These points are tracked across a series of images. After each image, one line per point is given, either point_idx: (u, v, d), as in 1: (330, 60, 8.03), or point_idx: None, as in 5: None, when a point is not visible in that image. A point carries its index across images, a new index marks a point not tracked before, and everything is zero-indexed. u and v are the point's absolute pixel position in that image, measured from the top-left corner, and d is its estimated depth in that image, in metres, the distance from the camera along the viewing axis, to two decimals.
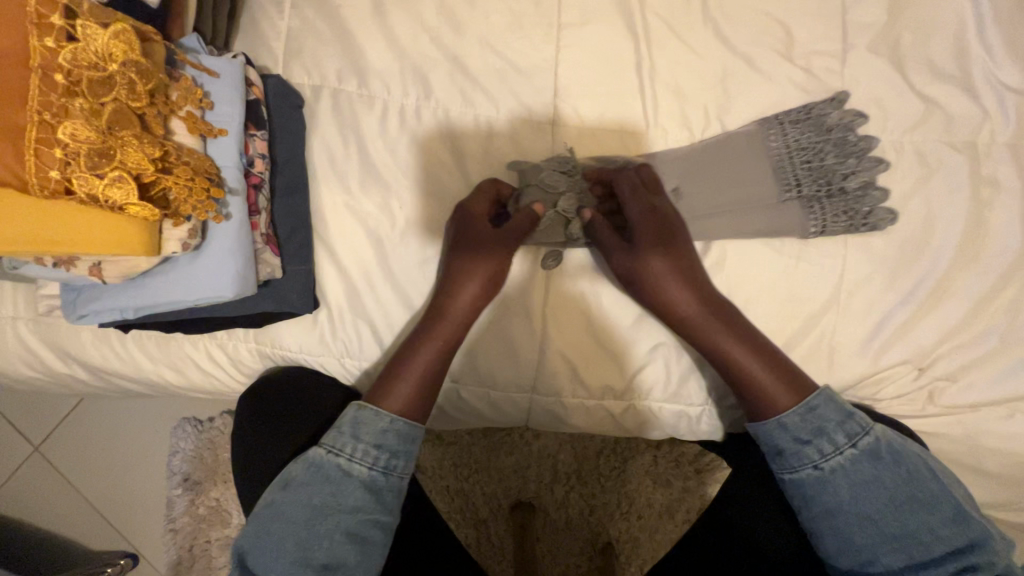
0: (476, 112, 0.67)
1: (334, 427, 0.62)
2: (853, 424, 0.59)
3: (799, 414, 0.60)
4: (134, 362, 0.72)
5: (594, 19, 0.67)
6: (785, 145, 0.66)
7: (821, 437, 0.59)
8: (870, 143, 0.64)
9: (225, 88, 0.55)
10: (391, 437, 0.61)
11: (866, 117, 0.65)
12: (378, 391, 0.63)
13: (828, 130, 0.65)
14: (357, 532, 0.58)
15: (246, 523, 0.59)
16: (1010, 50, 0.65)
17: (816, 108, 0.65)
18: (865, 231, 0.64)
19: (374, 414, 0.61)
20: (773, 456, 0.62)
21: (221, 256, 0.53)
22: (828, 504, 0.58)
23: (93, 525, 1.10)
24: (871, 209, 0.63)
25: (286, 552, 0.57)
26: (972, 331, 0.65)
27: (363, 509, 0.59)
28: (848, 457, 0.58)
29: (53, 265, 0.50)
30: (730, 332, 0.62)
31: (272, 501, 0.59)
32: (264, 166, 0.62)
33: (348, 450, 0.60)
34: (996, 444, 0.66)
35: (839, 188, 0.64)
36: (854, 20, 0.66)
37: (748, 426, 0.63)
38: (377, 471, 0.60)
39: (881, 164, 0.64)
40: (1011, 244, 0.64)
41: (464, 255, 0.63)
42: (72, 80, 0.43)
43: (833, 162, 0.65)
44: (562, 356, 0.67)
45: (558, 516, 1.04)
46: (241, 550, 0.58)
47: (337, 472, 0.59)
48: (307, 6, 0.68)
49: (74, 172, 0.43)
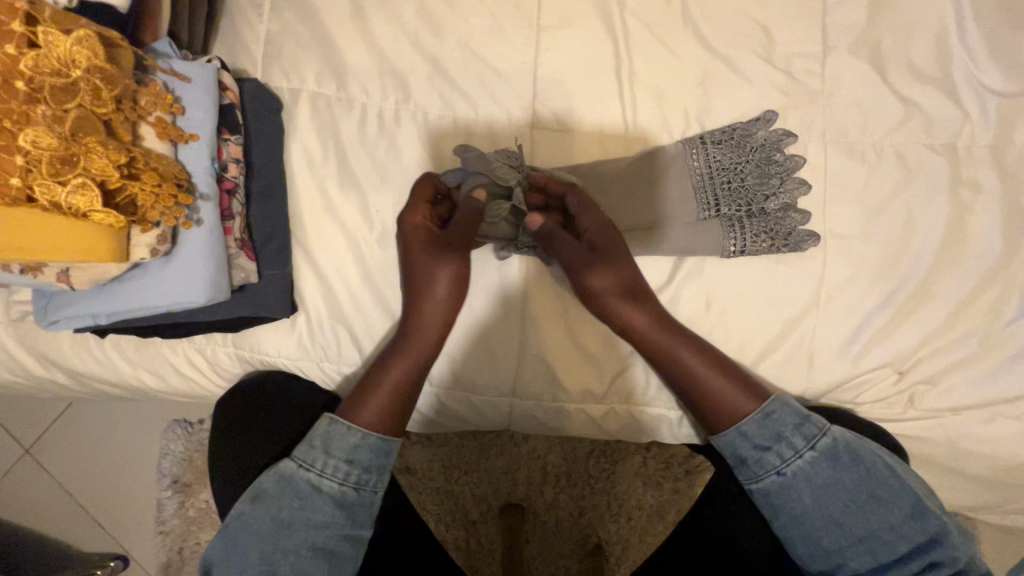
0: (455, 115, 0.67)
1: (304, 441, 0.61)
2: (811, 426, 0.58)
3: (757, 422, 0.59)
4: (115, 366, 0.72)
5: (573, 21, 0.67)
6: (706, 165, 0.64)
7: (780, 442, 0.59)
8: (797, 163, 0.63)
9: (197, 92, 0.55)
10: (363, 453, 0.61)
11: (794, 136, 0.64)
12: (348, 407, 0.62)
13: (752, 150, 0.64)
14: (325, 546, 0.58)
15: (216, 535, 0.58)
16: (992, 51, 0.64)
17: (740, 128, 0.64)
18: (786, 251, 0.63)
19: (345, 429, 0.61)
20: (737, 465, 0.62)
21: (189, 262, 0.53)
22: (795, 510, 0.58)
23: (83, 528, 1.10)
24: (792, 229, 0.63)
25: (251, 566, 0.56)
26: (953, 333, 0.64)
27: (332, 524, 0.59)
28: (808, 460, 0.58)
29: (21, 271, 0.50)
30: (688, 344, 0.61)
31: (241, 512, 0.58)
32: (239, 170, 0.61)
33: (319, 465, 0.60)
34: (978, 448, 0.65)
35: (760, 209, 0.64)
36: (836, 21, 0.66)
37: (710, 439, 0.63)
38: (348, 486, 0.61)
39: (804, 185, 0.63)
40: (991, 246, 0.64)
41: (425, 269, 0.62)
42: (33, 86, 0.43)
43: (753, 184, 0.64)
44: (541, 359, 0.67)
45: (548, 517, 1.04)
46: (207, 563, 0.58)
47: (307, 487, 0.59)
48: (285, 9, 0.67)
49: (35, 179, 0.44)
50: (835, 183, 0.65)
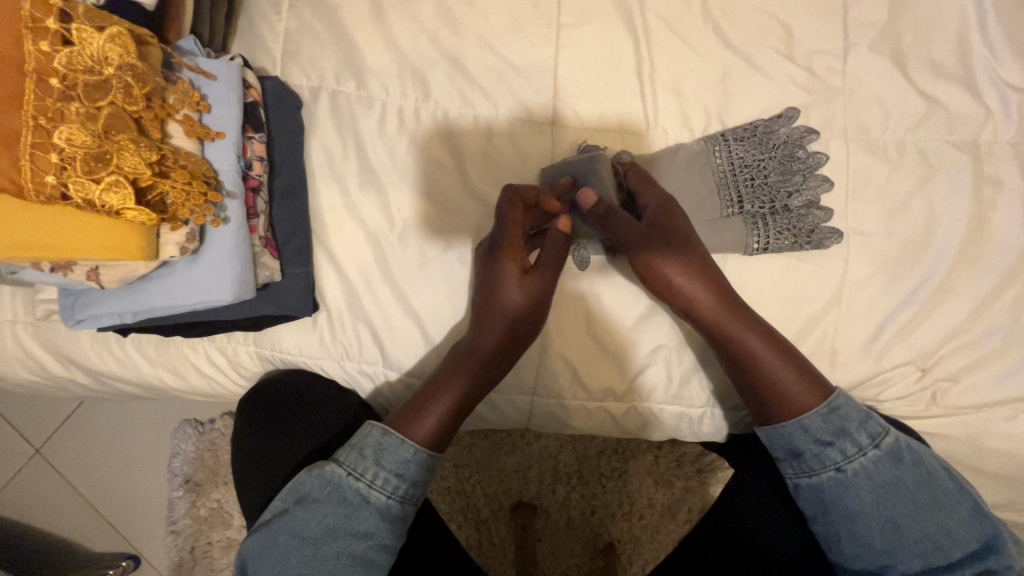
0: (476, 113, 0.67)
1: (355, 448, 0.61)
2: (875, 425, 0.58)
3: (822, 416, 0.59)
4: (133, 365, 0.72)
5: (594, 19, 0.67)
6: (729, 161, 0.65)
7: (844, 438, 0.58)
8: (820, 159, 0.63)
9: (223, 89, 0.55)
10: (413, 468, 0.60)
11: (817, 132, 0.64)
12: (401, 420, 0.62)
13: (774, 147, 0.64)
14: (364, 556, 0.58)
15: (256, 530, 0.59)
16: (1013, 49, 0.65)
17: (763, 125, 0.64)
18: (809, 249, 0.64)
19: (398, 442, 0.60)
20: (791, 459, 0.61)
21: (222, 260, 0.53)
22: (849, 508, 0.58)
23: (94, 528, 1.09)
24: (815, 226, 0.63)
25: (292, 567, 0.56)
26: (975, 331, 0.64)
27: (374, 535, 0.59)
28: (871, 458, 0.58)
29: (50, 270, 0.50)
30: (752, 327, 0.60)
31: (285, 511, 0.59)
32: (263, 168, 0.61)
33: (369, 475, 0.59)
34: (1001, 445, 0.65)
35: (783, 206, 0.64)
36: (855, 18, 0.66)
37: (762, 431, 0.62)
38: (394, 499, 0.60)
39: (827, 182, 0.63)
40: (1014, 243, 0.64)
41: (497, 268, 0.61)
42: (67, 84, 0.43)
43: (777, 181, 0.64)
44: (562, 357, 0.67)
45: (560, 516, 1.03)
46: (244, 558, 0.58)
47: (355, 496, 0.59)
48: (304, 7, 0.67)
49: (69, 176, 0.43)
50: (857, 180, 0.65)
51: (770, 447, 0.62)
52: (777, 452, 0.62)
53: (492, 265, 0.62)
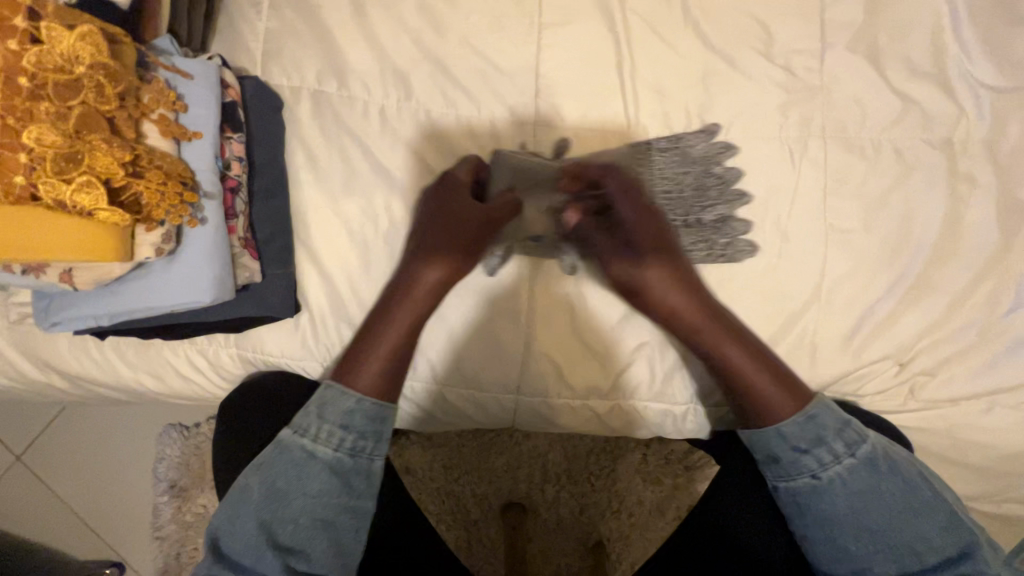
0: (458, 112, 0.67)
1: (302, 407, 0.59)
2: (851, 432, 0.57)
3: (799, 424, 0.58)
4: (113, 368, 0.71)
5: (576, 17, 0.67)
6: (650, 172, 0.66)
7: (820, 446, 0.57)
8: (735, 175, 0.66)
9: (201, 90, 0.54)
10: (358, 418, 0.58)
11: (736, 149, 0.66)
12: (346, 369, 0.60)
13: (695, 162, 0.66)
14: (325, 517, 0.56)
15: (222, 504, 0.57)
16: (986, 48, 0.65)
17: (685, 138, 0.66)
18: (723, 261, 0.66)
19: (338, 395, 0.58)
20: (768, 462, 0.60)
21: (199, 259, 0.53)
22: (824, 513, 0.57)
23: (76, 536, 1.08)
24: (730, 239, 0.65)
25: (250, 536, 0.54)
26: (952, 324, 0.65)
27: (328, 492, 0.56)
28: (847, 465, 0.57)
29: (23, 271, 0.50)
30: (733, 340, 0.59)
31: (243, 483, 0.57)
32: (242, 169, 0.61)
33: (313, 430, 0.57)
34: (979, 437, 0.66)
35: (697, 220, 0.66)
36: (833, 18, 0.67)
37: (742, 433, 0.62)
38: (343, 452, 0.57)
39: (743, 197, 0.66)
40: (988, 238, 0.65)
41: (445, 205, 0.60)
42: (37, 83, 0.43)
43: (693, 195, 0.66)
44: (546, 355, 0.67)
45: (549, 515, 1.03)
46: (214, 534, 0.56)
47: (301, 453, 0.56)
48: (284, 6, 0.67)
49: (39, 176, 0.43)
50: (835, 178, 0.65)
51: (750, 448, 0.61)
52: (756, 455, 0.61)
53: (447, 196, 0.60)
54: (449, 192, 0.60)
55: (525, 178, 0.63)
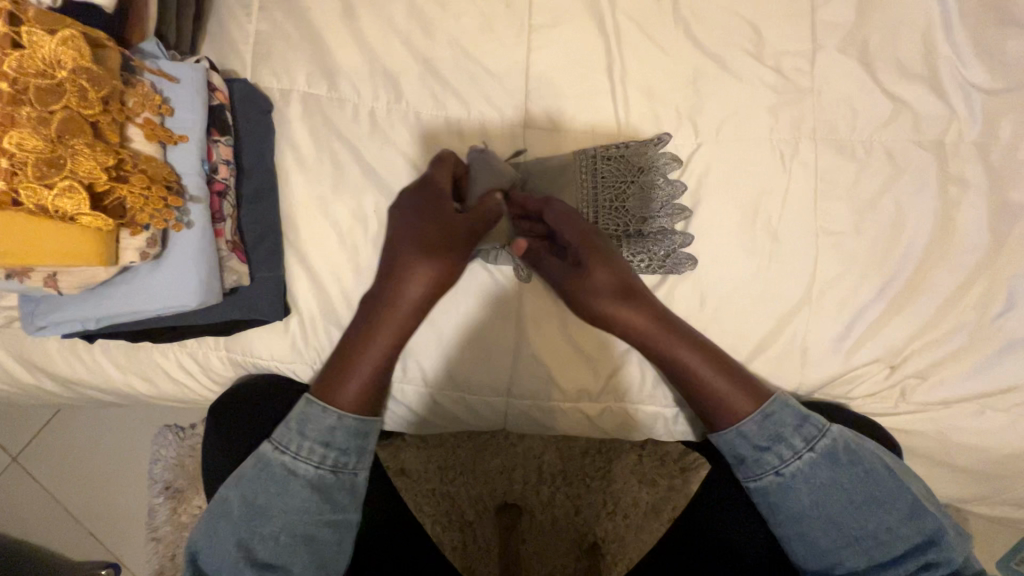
0: (447, 114, 0.67)
1: (283, 423, 0.58)
2: (810, 427, 0.57)
3: (756, 423, 0.57)
4: (103, 370, 0.71)
5: (565, 19, 0.67)
6: (593, 181, 0.64)
7: (780, 443, 0.57)
8: (676, 188, 0.64)
9: (187, 93, 0.54)
10: (340, 435, 0.57)
11: (679, 162, 0.65)
12: (327, 387, 0.58)
13: (639, 171, 0.64)
14: (304, 533, 0.55)
15: (200, 518, 0.57)
16: (977, 49, 0.65)
17: (632, 146, 0.64)
18: (663, 272, 0.65)
19: (321, 410, 0.57)
20: (736, 464, 0.60)
21: (185, 263, 0.53)
22: (793, 512, 0.57)
23: (72, 537, 1.08)
24: (671, 251, 0.64)
25: (228, 552, 0.55)
26: (943, 327, 0.65)
27: (310, 510, 0.56)
28: (808, 461, 0.56)
29: (7, 275, 0.49)
30: (689, 346, 0.59)
31: (223, 497, 0.56)
32: (230, 172, 0.61)
33: (294, 447, 0.56)
34: (970, 440, 0.66)
35: (638, 231, 0.65)
36: (824, 20, 0.66)
37: (709, 435, 0.61)
38: (324, 469, 0.56)
39: (684, 211, 0.65)
40: (979, 241, 0.65)
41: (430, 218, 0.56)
42: (18, 88, 0.43)
43: (636, 205, 0.64)
44: (537, 359, 0.67)
45: (545, 517, 1.03)
46: (194, 549, 0.56)
47: (282, 470, 0.56)
48: (274, 8, 0.67)
49: (21, 181, 0.44)
50: (826, 180, 0.65)
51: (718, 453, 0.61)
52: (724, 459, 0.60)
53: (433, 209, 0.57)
54: (435, 202, 0.57)
55: (494, 173, 0.61)
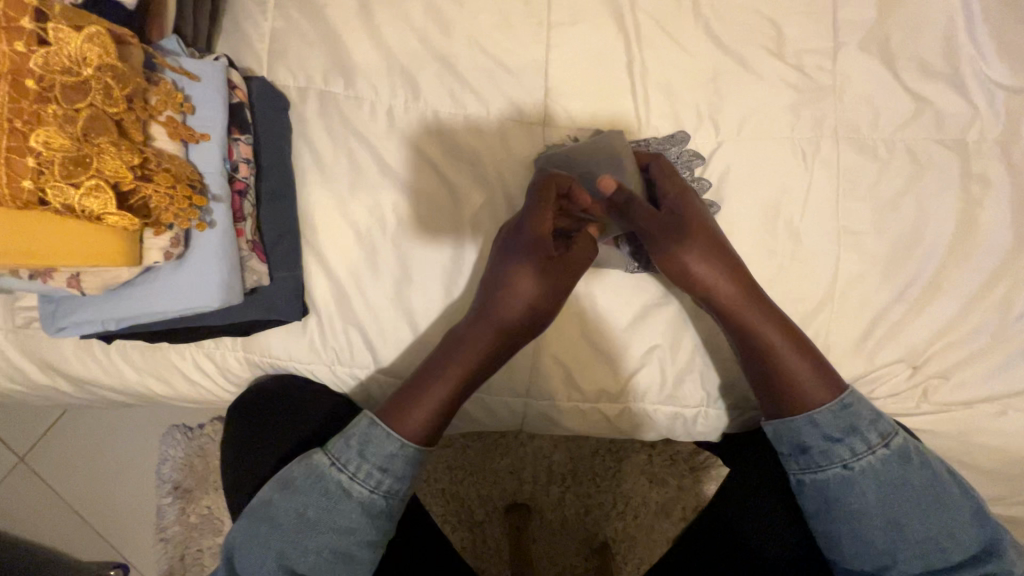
0: (466, 113, 0.66)
1: (342, 437, 0.58)
2: (885, 424, 0.57)
3: (832, 412, 0.57)
4: (118, 371, 0.70)
5: (584, 17, 0.66)
6: None
7: (853, 435, 0.56)
8: (702, 184, 0.65)
9: (207, 90, 0.54)
10: (399, 463, 0.57)
11: (703, 158, 0.65)
12: (393, 410, 0.57)
13: None
14: (344, 552, 0.55)
15: (243, 516, 0.57)
16: (999, 47, 0.65)
17: (654, 143, 0.65)
18: None
19: (385, 436, 0.56)
20: (795, 453, 0.59)
21: (209, 263, 0.52)
22: (852, 507, 0.56)
23: (79, 538, 1.07)
24: None
25: (268, 560, 0.54)
26: (965, 327, 0.65)
27: (357, 531, 0.55)
28: (880, 457, 0.56)
29: (30, 277, 0.49)
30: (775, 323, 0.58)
31: (269, 500, 0.57)
32: (250, 171, 0.60)
33: (352, 467, 0.56)
34: (994, 441, 0.65)
35: None
36: (844, 17, 0.66)
37: (768, 424, 0.60)
38: (377, 495, 0.56)
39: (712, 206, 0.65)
40: (1003, 240, 0.64)
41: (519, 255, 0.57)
42: (44, 85, 0.42)
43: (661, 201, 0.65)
44: (556, 360, 0.67)
45: (555, 517, 1.03)
46: (231, 548, 0.56)
47: (337, 489, 0.56)
48: (290, 5, 0.66)
49: (47, 181, 0.43)
50: (848, 179, 0.65)
51: (775, 441, 0.60)
52: (781, 446, 0.60)
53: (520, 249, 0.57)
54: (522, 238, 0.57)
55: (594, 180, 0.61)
